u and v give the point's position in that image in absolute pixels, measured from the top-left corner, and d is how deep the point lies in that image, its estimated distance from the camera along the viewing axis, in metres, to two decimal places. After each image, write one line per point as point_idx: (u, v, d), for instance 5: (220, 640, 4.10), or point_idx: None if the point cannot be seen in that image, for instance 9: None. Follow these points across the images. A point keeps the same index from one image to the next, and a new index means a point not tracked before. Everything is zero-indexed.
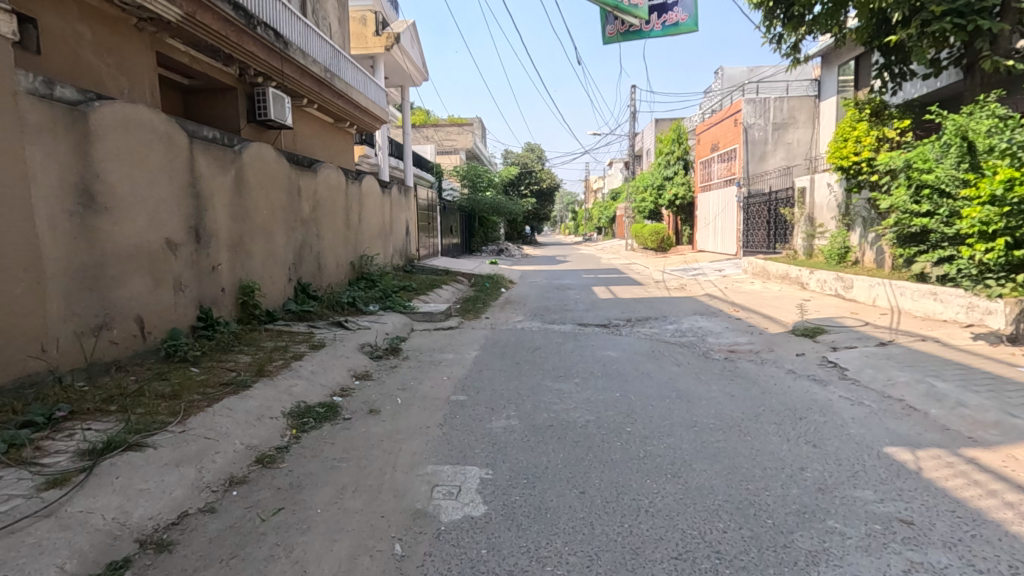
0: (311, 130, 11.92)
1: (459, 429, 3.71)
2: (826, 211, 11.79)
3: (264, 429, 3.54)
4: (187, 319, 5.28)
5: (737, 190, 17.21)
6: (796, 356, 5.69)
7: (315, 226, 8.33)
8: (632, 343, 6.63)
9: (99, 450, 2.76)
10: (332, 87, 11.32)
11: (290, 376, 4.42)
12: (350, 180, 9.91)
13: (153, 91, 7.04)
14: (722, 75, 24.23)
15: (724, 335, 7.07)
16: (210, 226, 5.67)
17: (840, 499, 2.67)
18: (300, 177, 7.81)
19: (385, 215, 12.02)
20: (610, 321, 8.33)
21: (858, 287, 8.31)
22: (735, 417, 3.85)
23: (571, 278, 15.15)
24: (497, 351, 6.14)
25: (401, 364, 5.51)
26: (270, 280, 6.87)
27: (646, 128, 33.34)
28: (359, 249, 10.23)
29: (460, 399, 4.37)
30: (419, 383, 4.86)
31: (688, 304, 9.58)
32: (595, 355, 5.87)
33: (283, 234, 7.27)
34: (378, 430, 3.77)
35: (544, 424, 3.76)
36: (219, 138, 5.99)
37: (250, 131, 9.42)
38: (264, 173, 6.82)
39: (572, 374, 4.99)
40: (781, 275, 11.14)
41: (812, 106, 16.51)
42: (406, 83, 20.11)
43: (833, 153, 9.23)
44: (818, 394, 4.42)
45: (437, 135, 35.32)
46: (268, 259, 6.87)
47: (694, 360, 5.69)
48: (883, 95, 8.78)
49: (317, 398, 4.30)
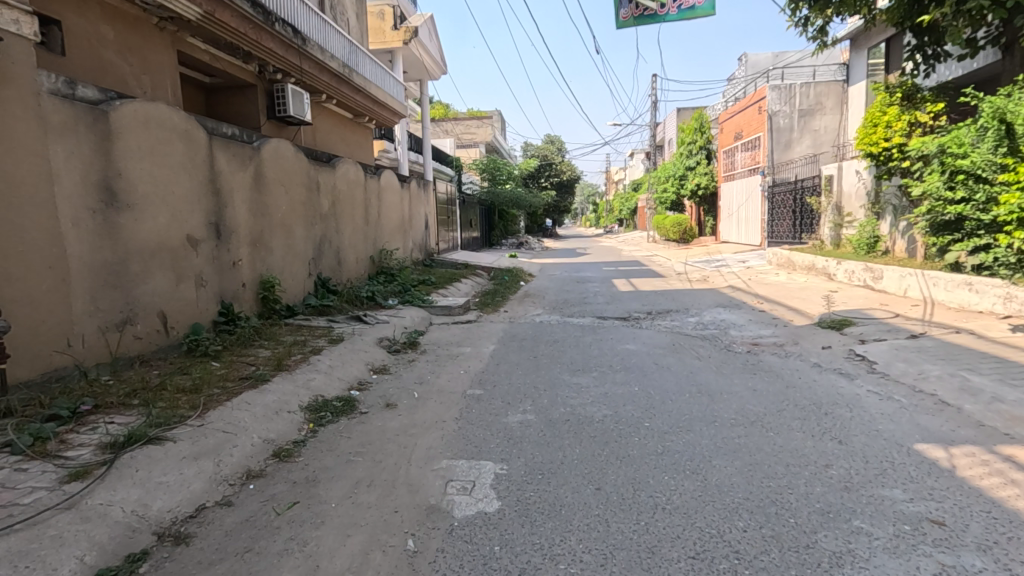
0: (330, 126, 12.00)
1: (474, 424, 3.69)
2: (854, 200, 11.42)
3: (281, 423, 3.57)
4: (209, 314, 5.36)
5: (761, 179, 16.82)
6: (822, 349, 5.54)
7: (335, 221, 8.39)
8: (652, 336, 6.54)
9: (120, 443, 2.81)
10: (351, 82, 11.38)
11: (308, 370, 4.46)
12: (369, 175, 9.96)
13: (175, 89, 7.15)
14: (746, 61, 23.65)
15: (747, 328, 6.91)
16: (230, 222, 5.74)
17: (867, 498, 2.57)
18: (319, 172, 7.87)
19: (405, 209, 12.07)
20: (630, 314, 8.22)
21: (888, 278, 8.04)
22: (757, 412, 3.75)
23: (591, 271, 15.01)
24: (515, 344, 6.11)
25: (419, 358, 5.52)
26: (290, 275, 6.95)
27: (668, 117, 32.83)
28: (378, 244, 10.28)
29: (477, 393, 4.35)
30: (436, 377, 4.85)
31: (710, 296, 9.41)
32: (614, 348, 5.80)
33: (302, 229, 7.34)
34: (394, 424, 3.78)
35: (561, 419, 3.71)
36: (238, 135, 6.05)
37: (270, 128, 9.52)
38: (283, 169, 6.88)
39: (590, 368, 4.93)
40: (807, 266, 10.86)
41: (840, 91, 16.02)
42: (425, 76, 20.10)
43: (862, 139, 8.94)
44: (844, 388, 4.28)
45: (457, 129, 35.33)
46: (288, 254, 6.95)
47: (715, 353, 5.58)
48: (915, 78, 8.47)
49: (335, 392, 4.33)
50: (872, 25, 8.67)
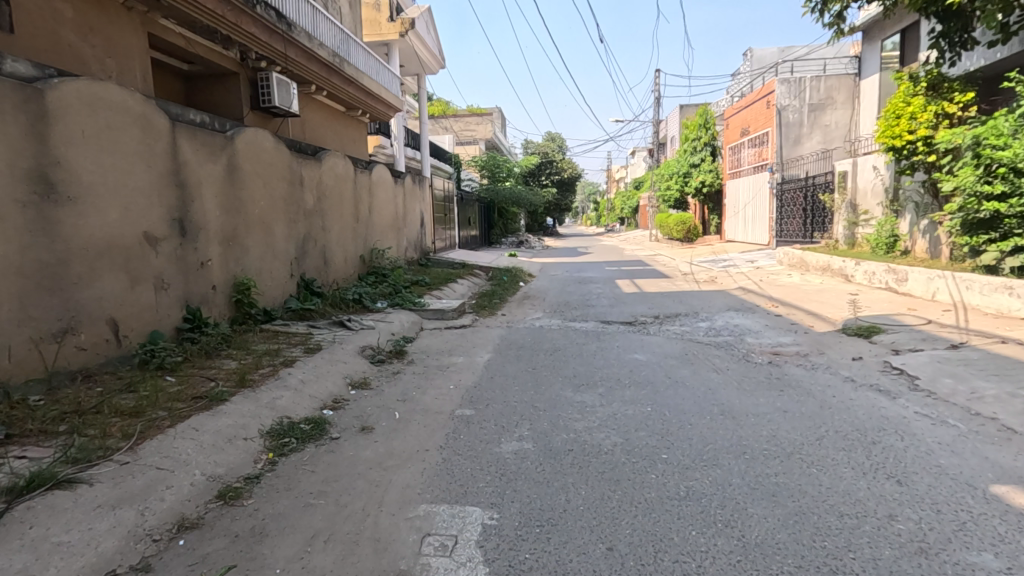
0: (320, 118, 11.44)
1: (462, 455, 3.15)
2: (870, 197, 10.86)
3: (233, 453, 3.03)
4: (171, 320, 4.81)
5: (769, 176, 16.25)
6: (851, 361, 4.99)
7: (321, 218, 7.84)
8: (663, 344, 5.99)
9: (18, 489, 2.27)
10: (342, 72, 10.82)
11: (276, 387, 3.91)
12: (359, 169, 9.41)
13: (145, 75, 6.60)
14: (751, 56, 23.07)
15: (765, 335, 6.37)
16: (198, 218, 5.19)
17: (951, 566, 2.03)
18: (302, 165, 7.33)
19: (399, 206, 11.52)
20: (636, 318, 7.67)
21: (913, 280, 7.49)
22: (793, 440, 3.20)
23: (593, 271, 14.45)
24: (512, 353, 5.58)
25: (405, 370, 4.97)
26: (269, 277, 6.40)
27: (670, 114, 32.25)
28: (369, 242, 9.74)
29: (467, 414, 3.80)
30: (422, 393, 4.31)
31: (721, 298, 8.87)
32: (621, 358, 5.27)
33: (283, 226, 6.80)
34: (368, 454, 3.23)
35: (563, 449, 3.18)
36: (209, 123, 5.51)
37: (254, 119, 8.97)
38: (263, 162, 6.35)
39: (596, 383, 4.40)
40: (821, 267, 10.32)
41: (851, 85, 15.46)
42: (423, 70, 19.55)
43: (883, 132, 8.42)
44: (888, 410, 3.73)
45: (457, 125, 34.73)
46: (267, 253, 6.40)
47: (734, 364, 5.04)
48: (941, 66, 7.88)
49: (305, 412, 3.78)
50: (893, 12, 8.13)
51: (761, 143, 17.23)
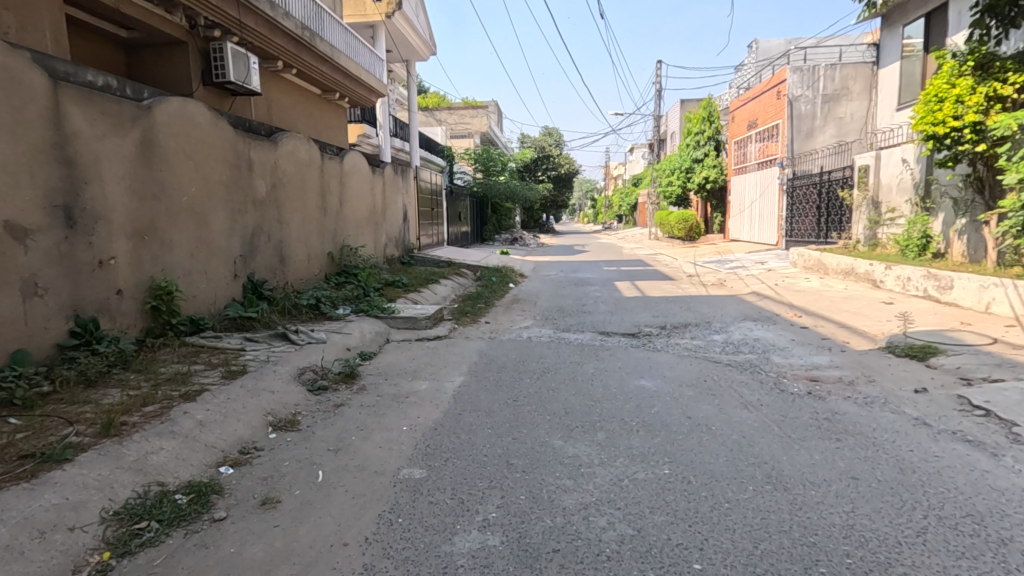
0: (290, 100, 10.34)
1: (392, 562, 2.09)
2: (897, 193, 9.85)
3: (38, 563, 1.96)
4: (50, 335, 3.73)
5: (780, 171, 15.24)
6: (914, 394, 3.96)
7: (276, 209, 6.77)
8: (673, 365, 4.96)
9: None
10: (313, 49, 9.74)
11: (157, 436, 2.85)
12: (328, 155, 8.34)
13: (56, 35, 5.49)
14: (757, 47, 22.04)
15: (793, 354, 5.36)
16: (95, 204, 4.12)
17: None
18: (252, 147, 6.25)
19: (377, 198, 10.45)
20: (640, 329, 6.64)
21: (959, 288, 6.49)
22: (883, 538, 2.16)
23: (591, 271, 13.39)
24: (490, 377, 4.53)
25: (351, 401, 3.90)
26: (201, 278, 5.32)
27: (671, 108, 31.23)
28: (339, 238, 8.67)
29: (415, 478, 2.76)
30: (364, 439, 3.25)
31: (733, 305, 7.86)
32: (625, 386, 4.23)
33: (224, 218, 5.72)
34: (256, 552, 2.17)
35: (546, 549, 2.13)
36: (116, 88, 4.45)
37: (207, 95, 7.88)
38: (195, 141, 5.27)
39: (594, 426, 3.37)
40: (843, 270, 9.26)
41: (868, 74, 14.40)
42: (412, 56, 18.42)
43: (923, 118, 7.46)
44: (997, 477, 2.70)
45: (450, 118, 33.47)
46: (199, 249, 5.32)
47: (767, 397, 4.02)
48: (991, 42, 6.81)
49: (191, 474, 2.72)
50: None
51: (770, 136, 16.19)
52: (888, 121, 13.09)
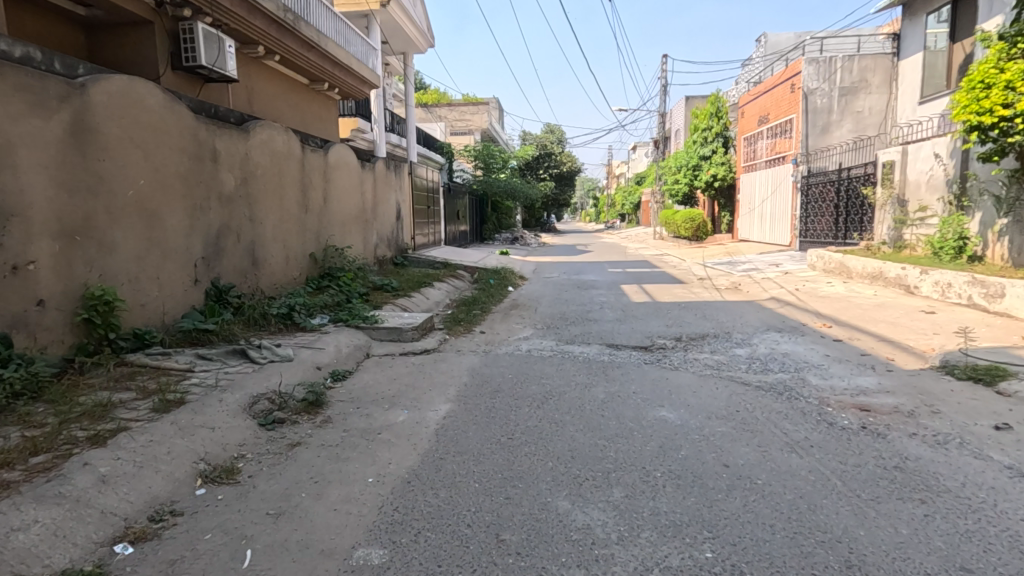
0: (273, 89, 9.63)
1: None
2: (926, 191, 9.11)
3: None
4: None
5: (793, 169, 14.52)
6: (995, 432, 3.28)
7: (247, 206, 6.08)
8: (695, 388, 4.26)
9: None
10: (297, 33, 9.03)
11: (31, 503, 2.15)
12: (310, 147, 7.64)
13: None
14: (765, 42, 21.25)
15: (832, 374, 4.66)
16: (6, 197, 3.44)
17: None
18: (218, 135, 5.56)
19: (367, 195, 9.75)
20: (653, 341, 5.94)
21: (1013, 296, 5.78)
22: None
23: (595, 273, 12.68)
24: (483, 404, 3.83)
25: (311, 439, 3.20)
26: (151, 284, 4.61)
27: (676, 104, 30.54)
28: (323, 237, 7.97)
29: (374, 565, 2.06)
30: (315, 499, 2.55)
31: (753, 313, 7.15)
32: (643, 419, 3.52)
33: (182, 215, 5.03)
34: None
35: None
36: (41, 61, 3.76)
37: (176, 80, 7.18)
38: (144, 126, 4.57)
39: (608, 480, 2.68)
40: (870, 274, 8.53)
41: (889, 66, 13.66)
42: (409, 48, 17.74)
43: (965, 107, 6.74)
44: None
45: (451, 115, 32.75)
46: (149, 251, 4.62)
47: (815, 434, 3.31)
48: None
49: (70, 560, 2.02)
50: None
51: (782, 132, 15.45)
52: (910, 116, 12.43)
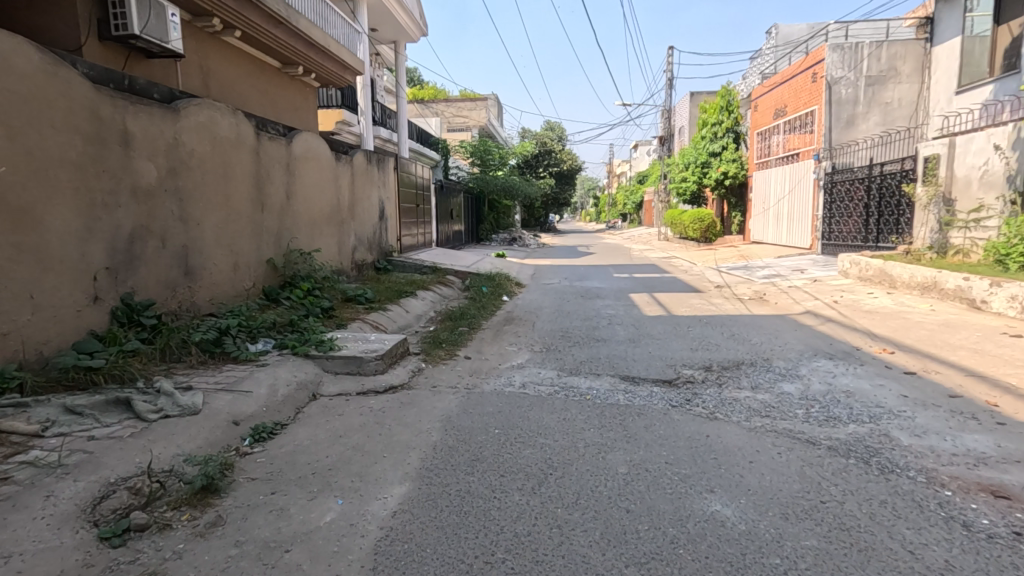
0: (235, 71, 8.45)
1: None
2: (981, 188, 7.99)
3: None
4: None
5: (815, 165, 13.33)
6: None
7: (177, 203, 4.92)
8: (748, 453, 3.09)
9: None
10: (262, 7, 7.86)
11: None
12: (267, 135, 6.47)
13: None
14: (777, 33, 20.04)
15: (924, 428, 3.50)
16: None
17: None
18: (130, 113, 4.40)
19: (342, 192, 8.59)
20: (679, 372, 4.77)
21: None
22: None
23: (600, 279, 11.48)
24: (453, 487, 2.67)
25: (174, 566, 2.03)
26: (15, 308, 3.43)
27: (681, 101, 29.40)
28: (284, 240, 6.81)
29: None
30: None
31: (793, 333, 5.99)
32: (689, 520, 2.35)
33: (75, 215, 3.88)
34: None
35: None
36: None
37: (105, 54, 6.02)
38: (8, 95, 3.42)
39: None
40: (920, 283, 7.38)
41: (921, 53, 12.45)
42: (401, 37, 16.60)
43: None
44: None
45: (448, 111, 31.57)
46: (16, 262, 3.45)
47: (959, 554, 2.15)
48: None
49: None
50: None
51: (802, 125, 14.28)
52: (946, 107, 11.27)
